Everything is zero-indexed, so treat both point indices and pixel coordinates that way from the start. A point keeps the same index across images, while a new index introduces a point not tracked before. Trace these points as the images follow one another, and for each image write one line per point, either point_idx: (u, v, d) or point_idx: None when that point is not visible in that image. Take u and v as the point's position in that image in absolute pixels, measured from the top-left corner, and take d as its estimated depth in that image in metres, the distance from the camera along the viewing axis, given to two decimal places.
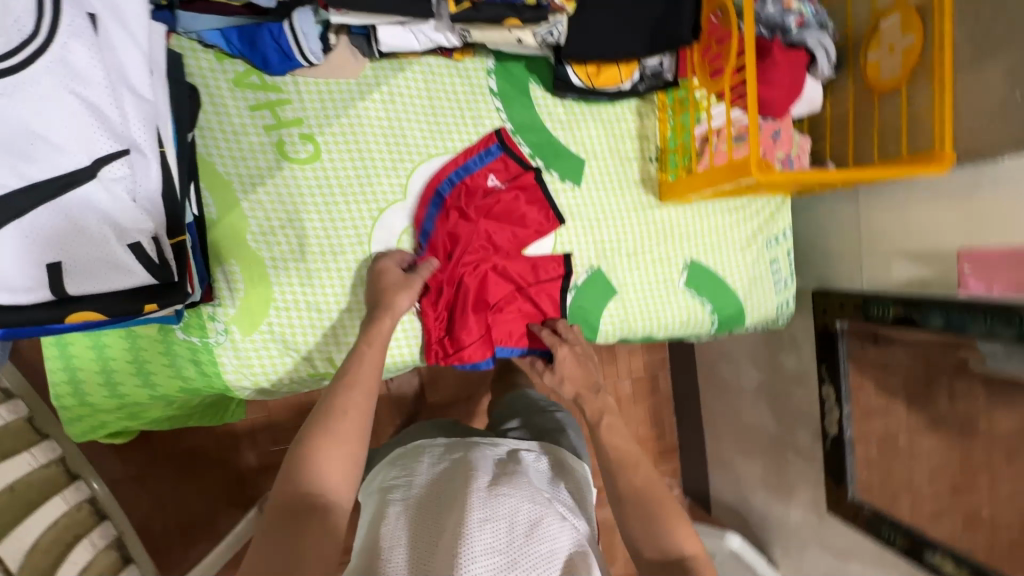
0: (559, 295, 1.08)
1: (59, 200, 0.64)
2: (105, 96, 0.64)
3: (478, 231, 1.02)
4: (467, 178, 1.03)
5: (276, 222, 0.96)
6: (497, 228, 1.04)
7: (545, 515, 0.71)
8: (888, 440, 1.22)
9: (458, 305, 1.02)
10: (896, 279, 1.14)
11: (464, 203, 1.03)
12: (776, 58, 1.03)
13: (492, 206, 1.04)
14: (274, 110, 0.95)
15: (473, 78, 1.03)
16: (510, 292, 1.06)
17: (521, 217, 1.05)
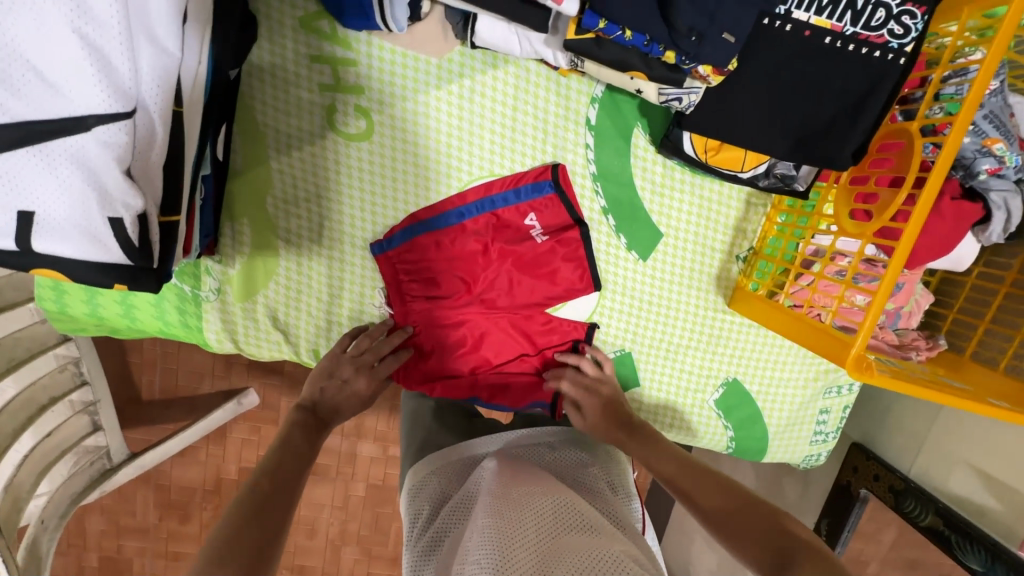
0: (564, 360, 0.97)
1: (46, 144, 0.55)
2: (116, 43, 0.52)
3: (490, 274, 0.90)
4: (500, 209, 0.89)
5: (303, 193, 0.86)
6: (521, 278, 0.91)
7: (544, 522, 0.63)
8: None
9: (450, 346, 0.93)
10: (951, 488, 0.99)
11: (489, 237, 0.89)
12: (944, 207, 0.82)
13: (523, 251, 0.90)
14: (336, 69, 0.81)
15: (572, 101, 0.86)
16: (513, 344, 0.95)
17: (552, 271, 0.91)
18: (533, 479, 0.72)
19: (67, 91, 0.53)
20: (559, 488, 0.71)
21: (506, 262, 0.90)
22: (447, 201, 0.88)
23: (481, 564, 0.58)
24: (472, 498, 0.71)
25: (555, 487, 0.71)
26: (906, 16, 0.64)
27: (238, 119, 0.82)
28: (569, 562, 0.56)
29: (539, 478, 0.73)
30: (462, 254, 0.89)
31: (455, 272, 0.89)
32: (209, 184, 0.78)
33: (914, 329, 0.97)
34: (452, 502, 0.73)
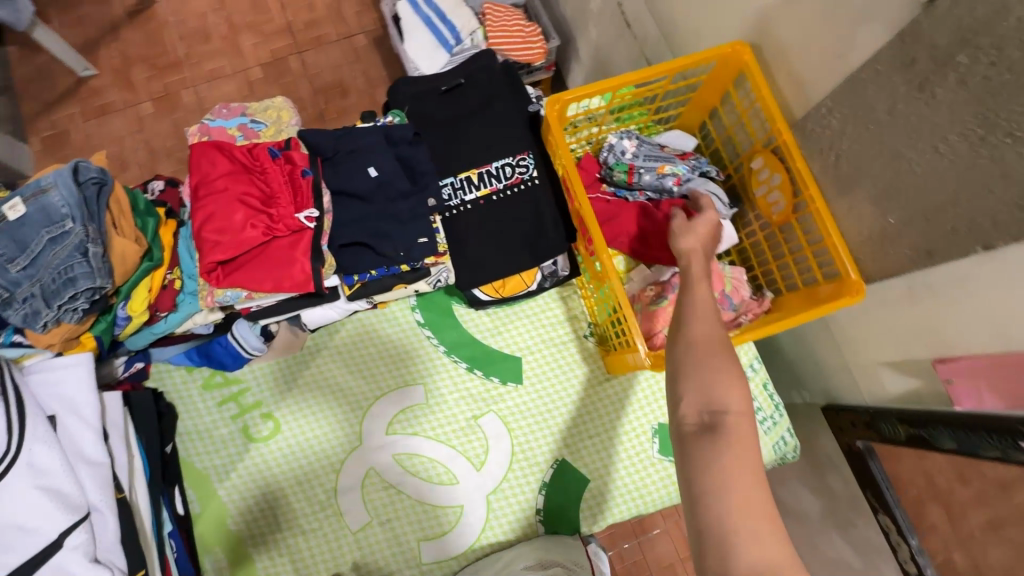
0: (276, 237, 0.82)
1: (33, 574, 0.74)
2: (64, 478, 0.78)
3: (233, 235, 0.80)
4: (237, 155, 0.85)
5: (251, 500, 1.06)
6: (235, 202, 0.81)
7: None
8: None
9: (231, 217, 0.81)
10: (891, 391, 1.04)
11: (213, 177, 0.82)
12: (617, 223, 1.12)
13: (244, 162, 0.84)
14: (236, 400, 1.10)
15: (399, 317, 1.15)
16: (247, 213, 0.81)
17: (264, 170, 0.85)
18: None
19: (39, 528, 0.75)
20: None
21: (265, 199, 0.83)
22: (222, 148, 0.84)
23: None
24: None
25: None
26: (523, 162, 0.99)
27: (185, 475, 1.06)
28: None
29: None
30: (230, 222, 0.80)
31: (231, 197, 0.81)
32: (177, 536, 0.98)
33: (751, 295, 1.12)
34: None
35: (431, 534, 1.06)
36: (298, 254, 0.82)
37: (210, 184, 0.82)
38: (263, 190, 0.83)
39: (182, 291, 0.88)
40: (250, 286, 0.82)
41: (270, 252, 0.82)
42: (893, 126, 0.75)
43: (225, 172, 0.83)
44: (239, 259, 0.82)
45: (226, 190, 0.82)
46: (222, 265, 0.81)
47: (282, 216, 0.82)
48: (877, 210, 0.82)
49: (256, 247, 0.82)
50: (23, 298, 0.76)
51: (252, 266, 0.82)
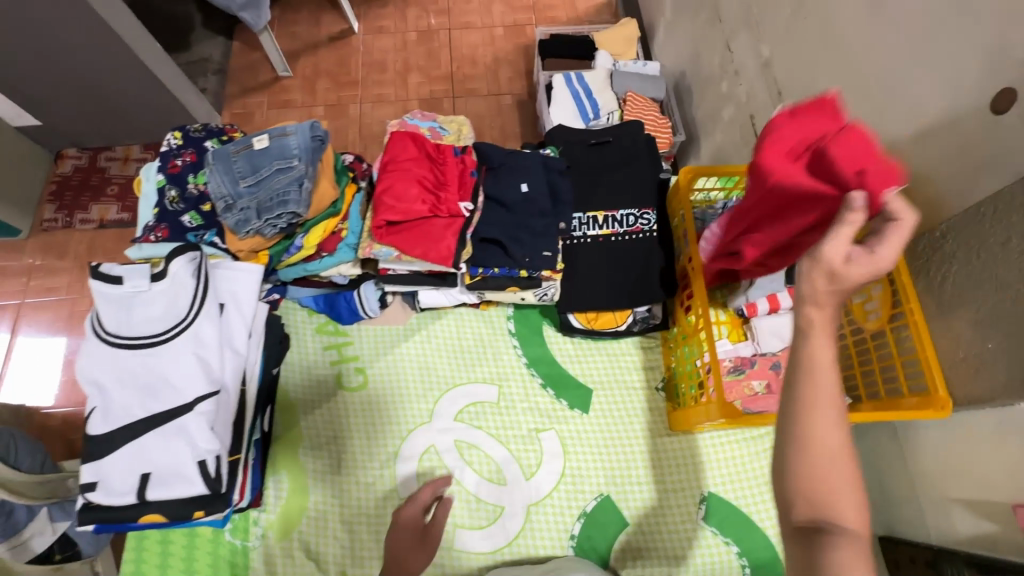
0: (436, 218, 0.99)
1: (166, 423, 0.90)
2: (213, 354, 0.94)
3: (405, 205, 0.98)
4: (424, 146, 1.04)
5: (324, 439, 1.17)
6: (414, 181, 1.00)
7: None
8: None
9: (407, 192, 0.99)
10: (961, 532, 1.00)
11: (401, 158, 1.02)
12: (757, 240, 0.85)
13: (426, 152, 1.03)
14: (339, 349, 1.24)
15: (494, 322, 1.28)
16: (421, 192, 0.99)
17: (440, 162, 1.03)
18: None
19: (183, 388, 0.91)
20: None
21: (436, 185, 1.01)
22: (413, 139, 1.05)
23: None
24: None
25: None
26: (645, 215, 1.13)
27: (279, 401, 1.20)
28: None
29: None
30: (406, 195, 0.99)
31: (411, 176, 1.00)
32: (259, 447, 1.10)
33: None
34: None
35: (468, 524, 1.11)
36: (450, 235, 0.99)
37: (398, 163, 1.01)
38: (436, 177, 1.02)
39: (345, 240, 1.06)
40: (405, 249, 0.99)
41: (428, 227, 0.99)
42: (1005, 262, 0.82)
43: (412, 156, 1.02)
44: (403, 226, 0.99)
45: (409, 170, 1.01)
46: (388, 227, 0.99)
47: (447, 201, 1.00)
48: (977, 334, 0.87)
49: (418, 221, 0.99)
50: (241, 208, 0.96)
51: (412, 234, 0.99)
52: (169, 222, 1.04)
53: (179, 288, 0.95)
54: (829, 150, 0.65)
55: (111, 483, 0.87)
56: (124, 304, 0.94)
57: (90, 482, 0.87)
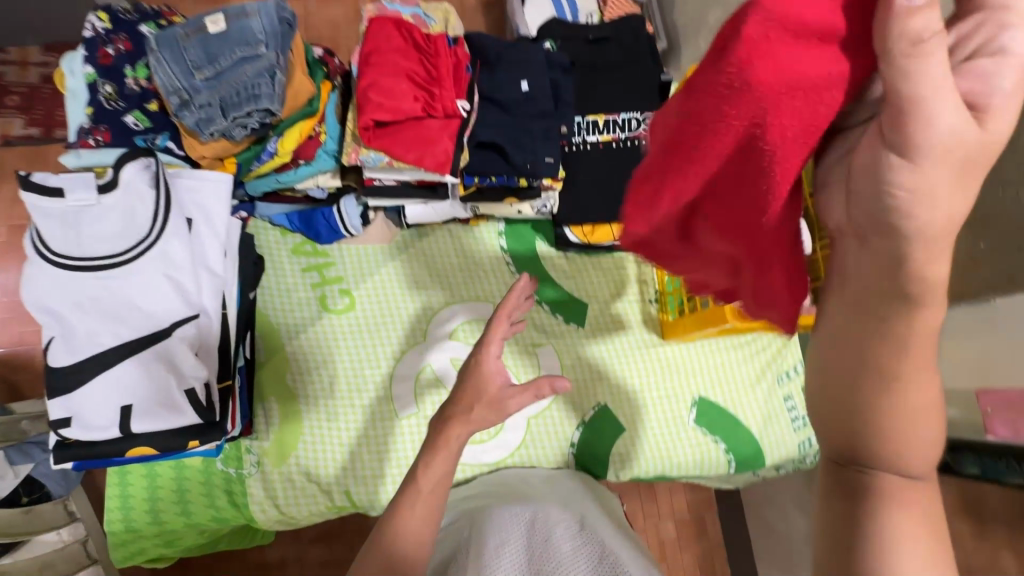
0: (430, 118, 0.90)
1: (142, 351, 0.81)
2: (187, 275, 0.84)
3: (395, 102, 0.88)
4: (410, 37, 0.92)
5: (313, 364, 1.11)
6: (402, 76, 0.89)
7: (577, 549, 0.81)
8: None
9: (395, 88, 0.88)
10: None
11: (386, 50, 0.90)
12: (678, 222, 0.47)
13: (414, 43, 0.92)
14: (320, 271, 1.16)
15: (485, 238, 1.22)
16: (411, 89, 0.89)
17: (430, 54, 0.92)
18: (550, 524, 0.86)
19: (157, 313, 0.82)
20: (530, 536, 0.83)
21: (427, 80, 0.90)
22: (398, 27, 0.92)
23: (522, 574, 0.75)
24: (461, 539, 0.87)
25: (530, 539, 0.82)
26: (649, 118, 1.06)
27: (258, 327, 1.11)
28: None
29: (521, 528, 0.84)
30: (395, 91, 0.88)
31: (399, 70, 0.89)
32: (245, 373, 1.03)
33: None
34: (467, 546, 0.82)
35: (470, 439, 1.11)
36: (447, 138, 0.91)
37: (381, 55, 0.90)
38: (426, 72, 0.91)
39: (324, 146, 0.94)
40: (396, 152, 0.90)
41: (422, 128, 0.90)
42: (1011, 158, 0.83)
43: (399, 48, 0.90)
44: (394, 127, 0.89)
45: (396, 64, 0.90)
46: (377, 128, 0.89)
47: (441, 99, 0.90)
48: None
49: (410, 121, 0.90)
50: (201, 104, 0.83)
51: (404, 136, 0.89)
52: (110, 122, 0.89)
53: (135, 201, 0.83)
54: (699, 114, 0.37)
55: (85, 417, 0.79)
56: (69, 220, 0.81)
57: (60, 417, 0.78)
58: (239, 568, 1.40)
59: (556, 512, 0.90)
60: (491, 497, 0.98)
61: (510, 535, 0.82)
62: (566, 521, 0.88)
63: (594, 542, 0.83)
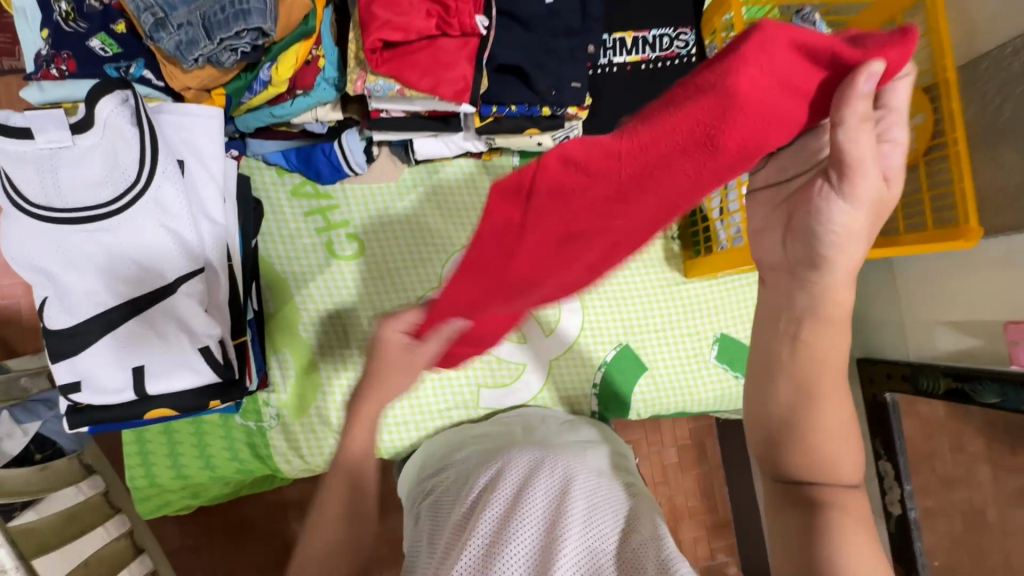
0: (444, 37, 0.81)
1: (148, 310, 0.75)
2: (186, 225, 0.76)
3: (404, 19, 0.78)
4: None
5: (325, 313, 1.06)
6: None
7: (589, 505, 0.71)
8: (977, 508, 1.09)
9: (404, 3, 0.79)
10: (941, 349, 1.10)
11: None
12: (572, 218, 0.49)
13: None
14: (324, 214, 1.07)
15: (499, 175, 1.14)
16: (422, 3, 0.79)
17: None
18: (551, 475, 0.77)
19: (159, 268, 0.75)
20: (528, 493, 0.74)
21: None
22: None
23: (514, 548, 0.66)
24: (465, 490, 0.78)
25: (529, 495, 0.73)
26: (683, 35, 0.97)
27: (264, 276, 1.05)
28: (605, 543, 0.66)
29: (515, 488, 0.75)
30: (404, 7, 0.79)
31: None
32: (255, 325, 0.98)
33: None
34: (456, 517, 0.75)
35: (491, 383, 1.10)
36: (463, 59, 0.81)
37: None
38: None
39: (323, 73, 0.84)
40: (407, 78, 0.81)
41: (436, 49, 0.80)
42: None
43: None
44: (404, 49, 0.80)
45: None
46: (385, 50, 0.80)
47: (456, 12, 0.79)
48: None
49: (421, 41, 0.80)
50: (178, 24, 0.74)
51: (416, 59, 0.80)
52: (73, 48, 0.77)
53: (118, 142, 0.73)
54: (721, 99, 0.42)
55: (95, 380, 0.74)
56: (45, 166, 0.72)
57: (70, 381, 0.74)
58: (261, 511, 1.43)
59: (574, 463, 0.79)
60: (499, 445, 0.88)
61: (506, 500, 0.73)
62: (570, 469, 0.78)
63: (601, 498, 0.72)
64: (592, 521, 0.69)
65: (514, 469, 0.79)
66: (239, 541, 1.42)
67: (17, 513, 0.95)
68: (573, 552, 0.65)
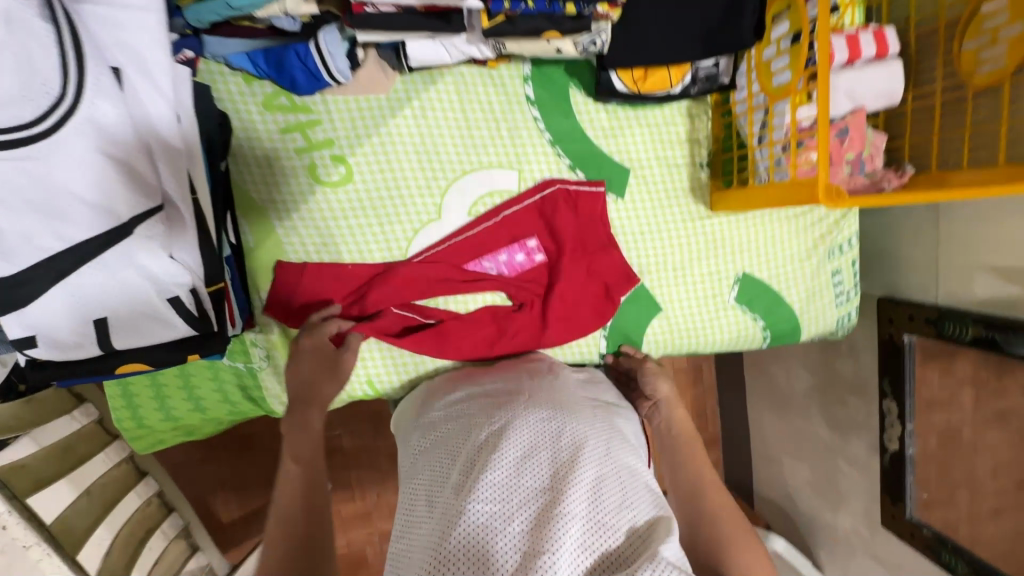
0: None
1: (100, 257, 0.64)
2: (133, 153, 0.63)
3: None
4: None
5: (313, 247, 0.95)
6: None
7: (605, 475, 0.67)
8: (952, 427, 1.08)
9: None
10: (978, 295, 1.02)
11: None
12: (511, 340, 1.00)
13: None
14: (304, 131, 0.92)
15: (508, 87, 0.98)
16: None
17: None
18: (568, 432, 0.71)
19: (107, 205, 0.62)
20: (542, 452, 0.69)
21: None
22: None
23: (517, 521, 0.62)
24: (469, 437, 0.74)
25: (545, 457, 0.68)
26: None
27: (239, 205, 0.92)
28: (614, 527, 0.63)
29: (531, 445, 0.69)
30: None
31: None
32: (234, 263, 0.87)
33: (882, 168, 1.03)
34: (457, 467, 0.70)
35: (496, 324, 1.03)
36: None
37: None
38: None
39: None
40: None
41: None
42: None
43: None
44: None
45: None
46: None
47: None
48: None
49: None
50: None
51: None
52: None
53: (28, 41, 0.56)
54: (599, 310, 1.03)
55: (51, 334, 0.65)
56: None
57: (22, 337, 0.64)
58: (261, 431, 1.43)
59: (587, 423, 0.74)
60: (507, 391, 0.82)
61: (516, 459, 0.67)
62: (588, 429, 0.73)
63: (619, 471, 0.69)
64: (605, 494, 0.65)
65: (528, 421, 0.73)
66: (245, 457, 1.44)
67: (11, 442, 0.92)
68: (580, 527, 0.61)
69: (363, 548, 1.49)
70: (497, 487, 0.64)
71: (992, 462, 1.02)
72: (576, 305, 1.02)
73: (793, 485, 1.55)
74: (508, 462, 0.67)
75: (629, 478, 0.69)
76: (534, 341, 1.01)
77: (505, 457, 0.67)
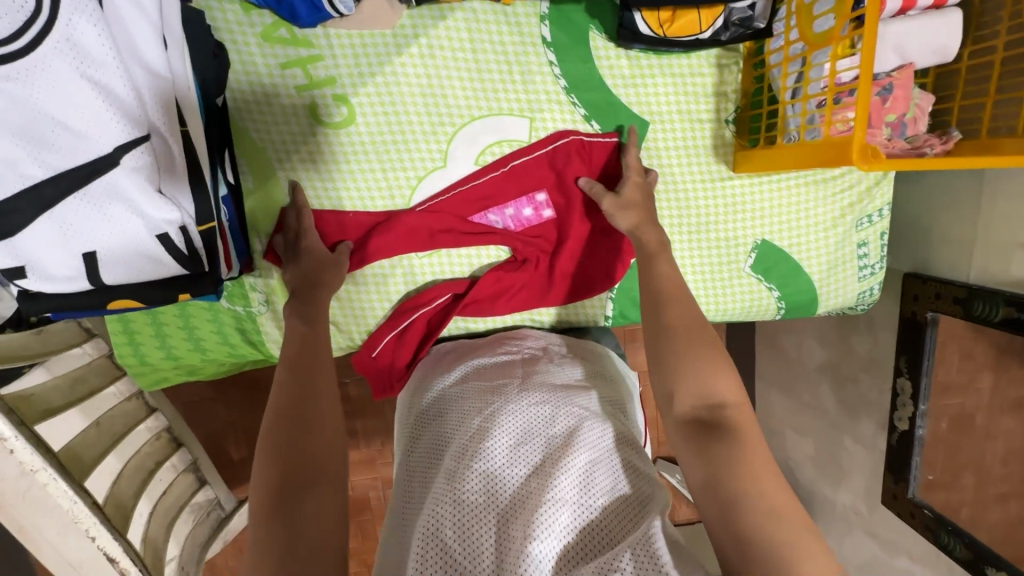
0: None
1: (87, 187, 0.62)
2: (114, 75, 0.60)
3: None
4: None
5: (313, 192, 0.92)
6: None
7: (597, 459, 0.65)
8: (966, 413, 1.06)
9: None
10: (1014, 275, 0.96)
11: None
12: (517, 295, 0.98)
13: None
14: (305, 68, 0.87)
15: (523, 26, 0.91)
16: None
17: None
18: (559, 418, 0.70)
19: (90, 132, 0.60)
20: (533, 436, 0.67)
21: None
22: None
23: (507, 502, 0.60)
24: (459, 421, 0.72)
25: (536, 440, 0.66)
26: None
27: (237, 143, 0.88)
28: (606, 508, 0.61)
29: (521, 427, 0.68)
30: None
31: None
32: (231, 204, 0.84)
33: (924, 133, 0.95)
34: (447, 446, 0.69)
35: None
36: None
37: None
38: None
39: None
40: None
41: None
42: None
43: None
44: None
45: None
46: None
47: None
48: None
49: None
50: None
51: None
52: None
53: None
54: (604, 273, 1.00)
55: (42, 266, 0.64)
56: None
57: (13, 267, 0.63)
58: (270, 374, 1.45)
59: (581, 407, 0.72)
60: (503, 374, 0.80)
61: (506, 444, 0.66)
62: (579, 412, 0.72)
63: (612, 454, 0.67)
64: (597, 478, 0.63)
65: (517, 404, 0.71)
66: (251, 400, 1.46)
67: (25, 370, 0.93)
68: (572, 510, 0.59)
69: (367, 492, 1.53)
70: (486, 472, 0.63)
71: (1005, 450, 1.00)
72: (584, 264, 0.99)
73: (796, 458, 1.54)
74: (498, 446, 0.65)
75: (624, 461, 0.67)
76: (538, 297, 1.00)
77: (494, 442, 0.66)
